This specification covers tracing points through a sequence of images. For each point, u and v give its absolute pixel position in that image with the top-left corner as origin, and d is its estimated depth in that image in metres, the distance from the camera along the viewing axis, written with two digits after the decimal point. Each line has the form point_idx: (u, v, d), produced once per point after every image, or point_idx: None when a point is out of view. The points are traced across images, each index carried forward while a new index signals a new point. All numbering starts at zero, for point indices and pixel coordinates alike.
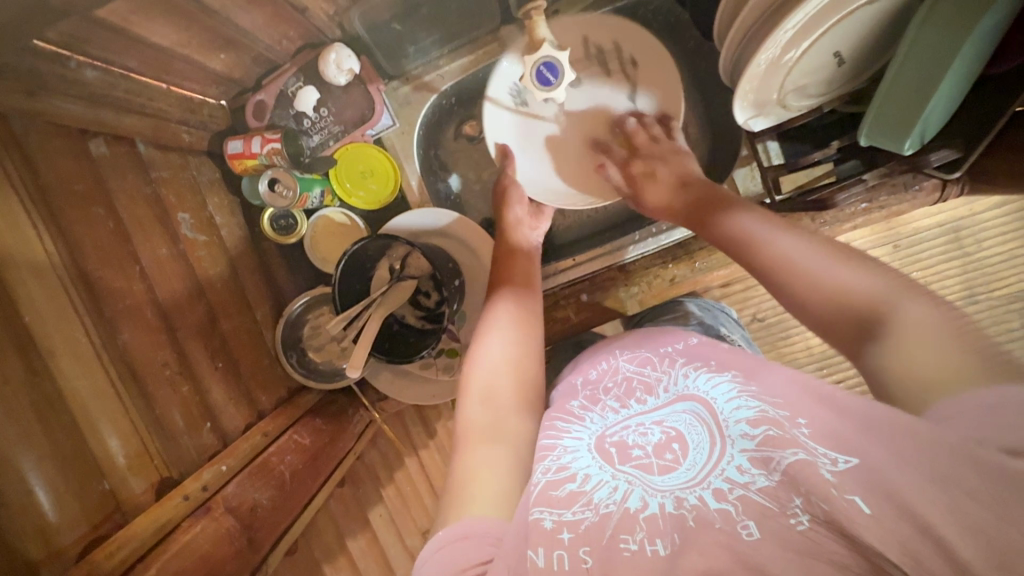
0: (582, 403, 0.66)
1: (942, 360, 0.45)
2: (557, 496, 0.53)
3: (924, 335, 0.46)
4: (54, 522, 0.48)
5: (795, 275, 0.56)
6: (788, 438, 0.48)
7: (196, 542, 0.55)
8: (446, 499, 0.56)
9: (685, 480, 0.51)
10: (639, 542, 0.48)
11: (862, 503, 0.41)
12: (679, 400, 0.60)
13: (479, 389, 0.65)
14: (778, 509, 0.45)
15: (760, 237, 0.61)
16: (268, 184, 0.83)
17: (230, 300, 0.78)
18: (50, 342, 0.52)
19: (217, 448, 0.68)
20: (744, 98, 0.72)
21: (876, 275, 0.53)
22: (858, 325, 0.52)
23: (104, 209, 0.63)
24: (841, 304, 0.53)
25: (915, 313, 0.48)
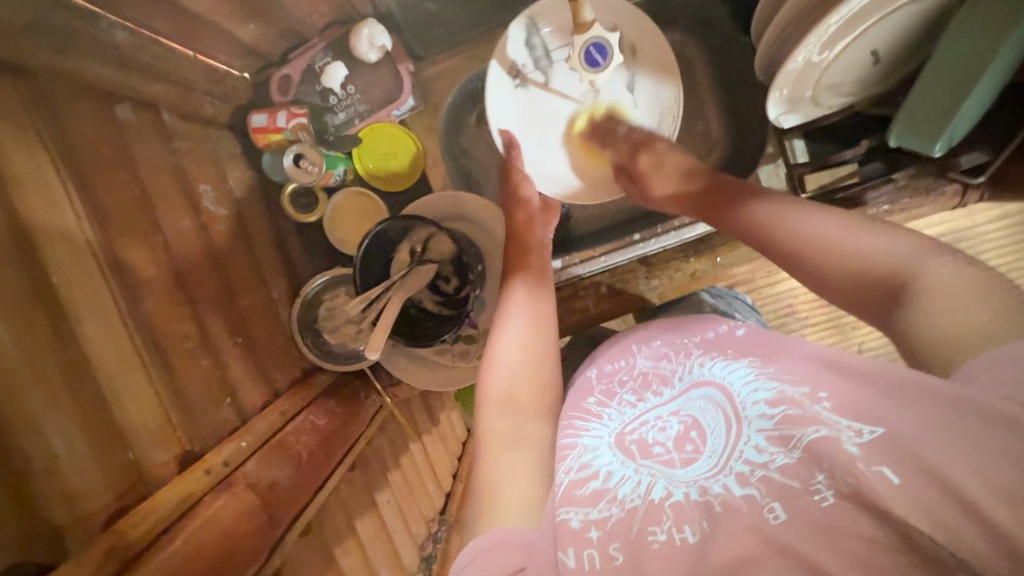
0: (596, 399, 0.65)
1: (993, 317, 0.45)
2: (581, 495, 0.53)
3: (961, 298, 0.46)
4: (81, 489, 0.47)
5: (824, 258, 0.56)
6: (808, 416, 0.48)
7: (219, 516, 0.53)
8: (475, 508, 0.55)
9: (708, 467, 0.51)
10: (667, 532, 0.49)
11: (889, 471, 0.42)
12: (696, 387, 0.59)
13: (498, 396, 0.63)
14: (800, 487, 0.46)
15: (779, 218, 0.61)
16: (293, 159, 0.81)
17: (247, 277, 0.77)
18: (76, 308, 0.50)
19: (235, 424, 0.66)
20: (778, 93, 0.73)
21: (902, 242, 0.53)
22: (887, 292, 0.52)
23: (129, 176, 0.62)
24: (882, 281, 0.52)
25: (936, 271, 0.49)
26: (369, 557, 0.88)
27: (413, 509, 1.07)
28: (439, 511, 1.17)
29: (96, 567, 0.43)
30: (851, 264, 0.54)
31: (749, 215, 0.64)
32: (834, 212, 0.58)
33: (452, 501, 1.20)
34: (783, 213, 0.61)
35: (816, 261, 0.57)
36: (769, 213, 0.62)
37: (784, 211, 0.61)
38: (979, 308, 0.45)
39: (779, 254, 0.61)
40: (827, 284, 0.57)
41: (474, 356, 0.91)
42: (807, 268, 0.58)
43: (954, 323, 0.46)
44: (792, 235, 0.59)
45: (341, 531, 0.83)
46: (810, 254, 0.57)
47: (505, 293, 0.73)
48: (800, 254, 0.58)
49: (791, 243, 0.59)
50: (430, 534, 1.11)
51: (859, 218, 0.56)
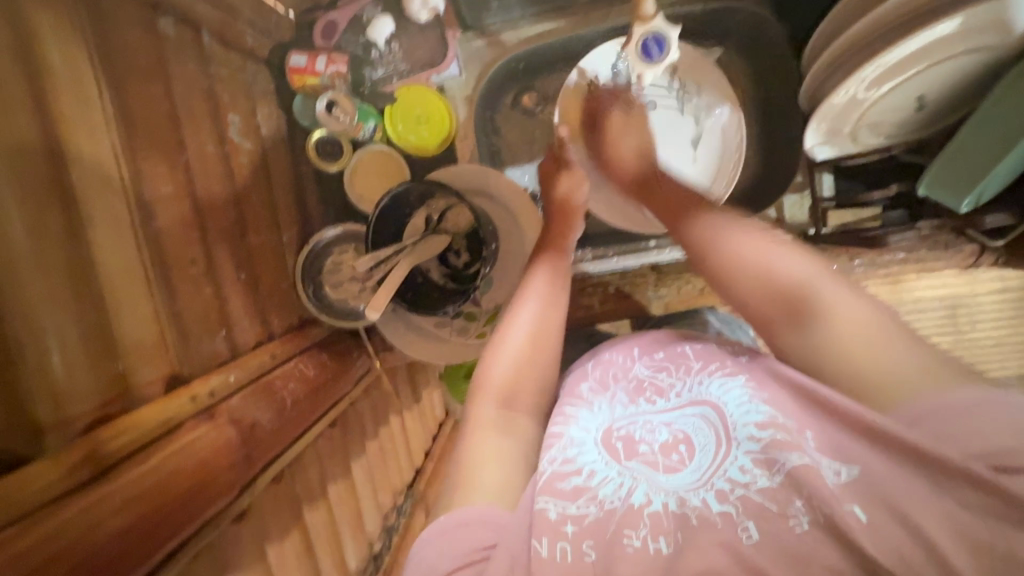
0: (591, 386, 0.69)
1: (888, 359, 0.51)
2: (563, 488, 0.55)
3: (867, 327, 0.52)
4: (68, 391, 0.44)
5: (734, 272, 0.61)
6: (794, 443, 0.51)
7: (197, 445, 0.52)
8: (449, 486, 0.56)
9: (691, 481, 0.54)
10: (643, 539, 0.50)
11: (858, 510, 0.46)
12: (693, 403, 0.61)
13: (499, 386, 0.64)
14: (776, 510, 0.48)
15: (705, 229, 0.65)
16: (326, 105, 0.79)
17: (261, 215, 0.76)
18: (91, 209, 0.49)
19: (227, 358, 0.65)
20: (817, 126, 0.73)
21: (808, 262, 0.58)
22: (789, 303, 0.57)
23: (162, 90, 0.60)
24: (783, 294, 0.57)
25: (835, 296, 0.55)
26: (335, 517, 0.88)
27: (382, 478, 1.07)
28: (408, 485, 1.20)
29: (68, 470, 0.41)
30: (765, 275, 0.59)
31: (676, 222, 0.69)
32: (752, 228, 0.63)
33: (421, 478, 1.26)
34: (710, 224, 0.65)
35: (734, 272, 0.61)
36: (698, 220, 0.66)
37: (712, 220, 0.65)
38: (871, 347, 0.52)
39: (699, 263, 0.66)
40: (734, 295, 0.62)
41: (472, 335, 0.91)
42: (721, 280, 0.63)
43: (841, 346, 0.53)
44: (710, 246, 0.64)
45: (316, 487, 0.83)
46: (726, 267, 0.62)
47: (528, 270, 0.73)
48: (721, 267, 0.62)
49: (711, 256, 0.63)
50: (396, 505, 1.12)
51: (770, 235, 0.62)
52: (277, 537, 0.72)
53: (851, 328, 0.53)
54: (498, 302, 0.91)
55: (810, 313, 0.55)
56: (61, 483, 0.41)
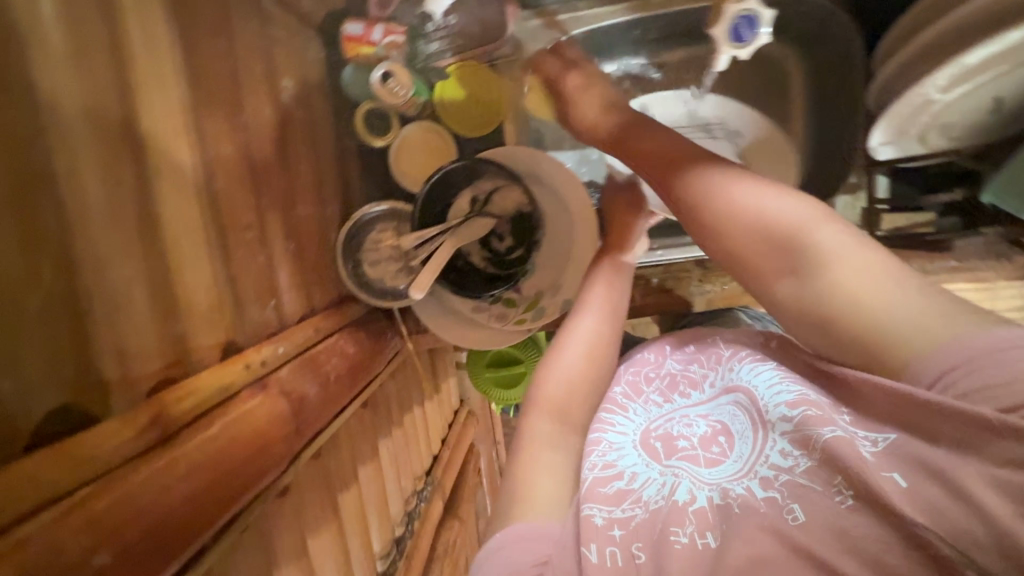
0: (624, 391, 0.69)
1: (897, 300, 0.47)
2: (605, 493, 0.55)
3: (869, 268, 0.49)
4: (134, 348, 0.43)
5: (728, 226, 0.57)
6: (827, 418, 0.50)
7: (254, 415, 0.51)
8: (503, 504, 0.58)
9: (734, 471, 0.53)
10: (689, 536, 0.49)
11: (897, 477, 0.44)
12: (728, 393, 0.62)
13: (552, 402, 0.66)
14: (821, 489, 0.47)
15: (687, 169, 0.61)
16: (382, 77, 0.75)
17: (309, 186, 0.74)
18: (159, 161, 0.47)
19: (274, 328, 0.63)
20: (884, 127, 0.73)
21: (802, 203, 0.55)
22: (785, 251, 0.53)
23: (224, 47, 0.58)
24: (777, 240, 0.54)
25: (831, 238, 0.51)
26: (364, 499, 0.86)
27: (405, 462, 1.06)
28: (426, 472, 1.19)
29: (139, 432, 0.40)
30: (756, 221, 0.55)
31: (658, 173, 0.63)
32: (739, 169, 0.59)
33: (438, 466, 1.25)
34: (694, 172, 0.60)
35: (723, 218, 0.57)
36: (678, 158, 0.62)
37: (693, 158, 0.61)
38: (879, 293, 0.48)
39: (685, 220, 0.61)
40: (727, 252, 0.58)
41: (511, 322, 0.88)
42: (712, 235, 0.58)
43: (844, 291, 0.49)
44: (698, 197, 0.59)
45: (348, 468, 0.81)
46: (716, 221, 0.58)
47: (588, 278, 0.77)
48: (706, 213, 0.58)
49: (697, 201, 0.59)
50: (416, 491, 1.11)
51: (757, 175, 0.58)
52: (315, 517, 0.70)
53: (858, 276, 0.49)
54: (540, 288, 0.87)
55: (806, 257, 0.52)
56: (134, 443, 0.39)
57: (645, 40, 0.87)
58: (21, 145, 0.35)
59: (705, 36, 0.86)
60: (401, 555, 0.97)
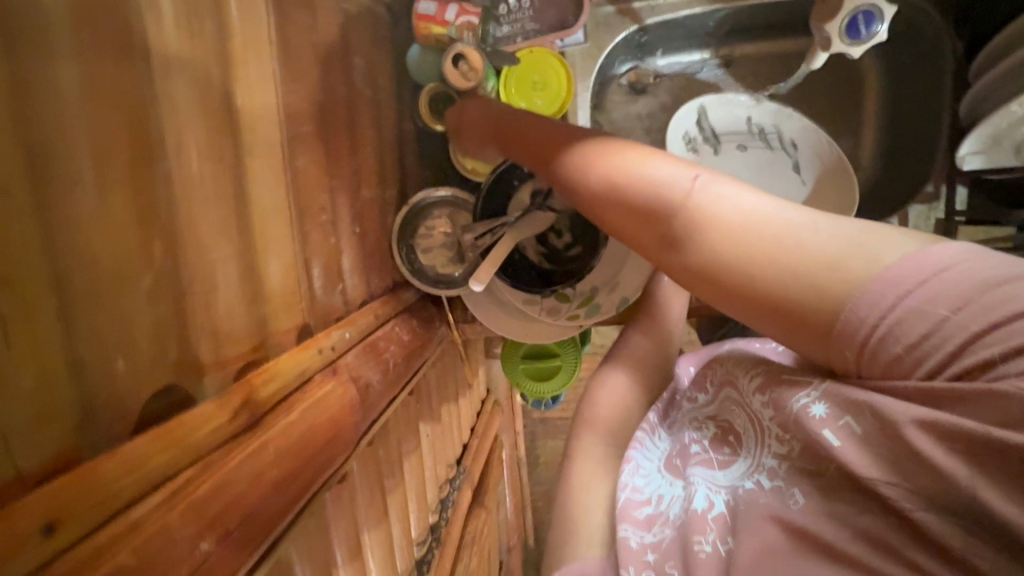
0: (655, 412, 0.64)
1: (785, 243, 0.39)
2: (637, 516, 0.53)
3: (751, 213, 0.42)
4: (226, 330, 0.42)
5: (604, 198, 0.52)
6: (792, 393, 0.44)
7: (328, 401, 0.50)
8: (560, 535, 0.59)
9: (744, 467, 0.47)
10: (712, 543, 0.45)
11: (853, 424, 0.38)
12: (723, 390, 0.54)
13: (609, 423, 0.66)
14: (817, 471, 0.41)
15: (557, 147, 0.59)
16: (451, 60, 0.73)
17: (372, 168, 0.73)
18: (251, 137, 0.46)
19: (340, 312, 0.63)
20: (980, 133, 0.68)
21: (671, 161, 0.49)
22: (661, 214, 0.47)
23: (307, 21, 0.57)
24: (653, 203, 0.48)
25: (701, 190, 0.46)
26: (406, 486, 0.86)
27: (439, 450, 1.06)
28: (458, 461, 1.19)
29: (231, 415, 0.39)
30: (625, 188, 0.50)
31: (549, 157, 0.59)
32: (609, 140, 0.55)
33: (467, 454, 1.25)
34: (562, 148, 0.58)
35: (597, 191, 0.52)
36: (550, 139, 0.60)
37: (562, 136, 0.60)
38: (779, 237, 0.40)
39: (576, 199, 0.56)
40: (620, 228, 0.52)
41: (563, 317, 0.85)
42: (605, 209, 0.52)
43: (732, 241, 0.42)
44: (583, 170, 0.54)
45: (395, 456, 0.81)
46: (600, 194, 0.52)
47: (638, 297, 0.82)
48: (583, 189, 0.54)
49: (573, 176, 0.56)
50: (448, 479, 1.11)
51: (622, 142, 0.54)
52: (366, 503, 0.70)
53: (754, 220, 0.42)
54: (595, 285, 0.84)
55: (685, 211, 0.46)
56: (226, 427, 0.38)
57: (719, 32, 0.87)
58: (138, 116, 0.34)
59: (802, 31, 0.85)
60: (437, 543, 0.97)
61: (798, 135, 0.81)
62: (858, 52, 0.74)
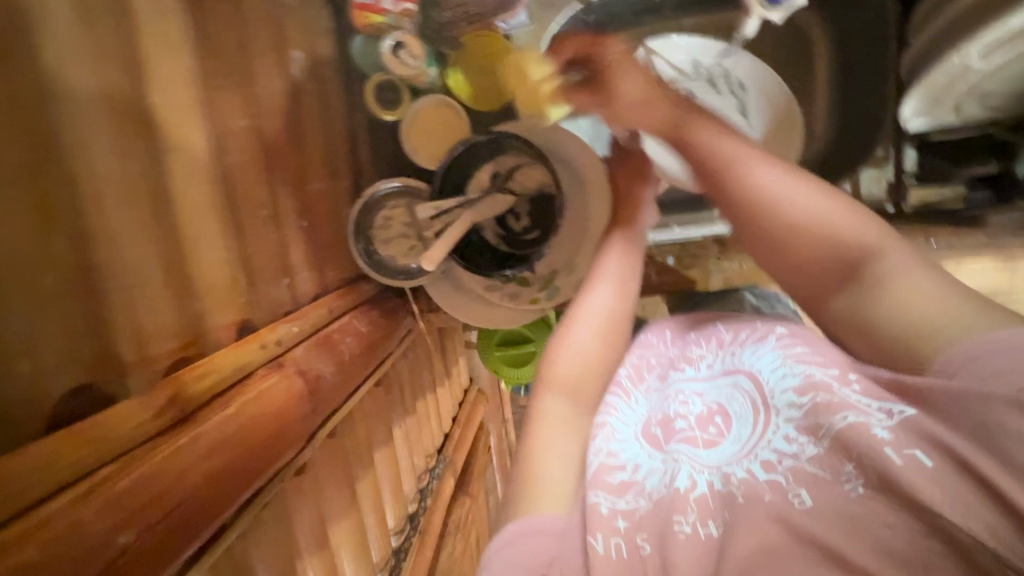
0: (628, 374, 0.70)
1: (933, 314, 0.47)
2: (611, 482, 0.56)
3: (924, 287, 0.49)
4: (151, 329, 0.42)
5: (770, 227, 0.56)
6: (839, 402, 0.50)
7: (273, 394, 0.50)
8: (511, 490, 0.58)
9: (734, 452, 0.54)
10: (692, 525, 0.50)
11: (923, 457, 0.44)
12: (733, 374, 0.62)
13: (565, 381, 0.66)
14: (831, 477, 0.47)
15: (722, 159, 0.59)
16: (393, 47, 0.75)
17: (320, 161, 0.72)
18: (171, 133, 0.46)
19: (289, 307, 0.63)
20: (920, 93, 0.70)
21: (867, 219, 0.53)
22: (842, 262, 0.53)
23: (233, 13, 0.56)
24: (833, 251, 0.53)
25: (895, 256, 0.51)
26: (378, 476, 0.86)
27: (416, 441, 1.07)
28: (438, 449, 1.20)
29: (157, 412, 0.39)
30: (807, 226, 0.54)
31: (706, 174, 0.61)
32: (792, 172, 0.57)
33: (449, 443, 1.26)
34: (732, 163, 0.59)
35: (766, 219, 0.56)
36: (723, 151, 0.59)
37: (732, 151, 0.59)
38: (934, 314, 0.47)
39: (718, 196, 0.60)
40: (773, 255, 0.57)
41: (525, 300, 0.86)
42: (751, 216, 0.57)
43: (896, 308, 0.49)
44: (747, 200, 0.57)
45: (364, 447, 0.81)
46: (751, 204, 0.57)
47: (603, 247, 0.75)
48: (750, 209, 0.57)
49: (738, 202, 0.58)
50: (428, 468, 1.12)
51: (803, 176, 0.57)
52: (332, 495, 0.70)
53: (916, 298, 0.48)
54: (555, 267, 0.85)
55: (865, 273, 0.52)
56: (152, 423, 0.39)
57: (664, 7, 0.86)
58: (30, 117, 0.34)
59: None
60: (416, 531, 0.98)
61: (744, 78, 0.82)
62: (779, 15, 0.78)
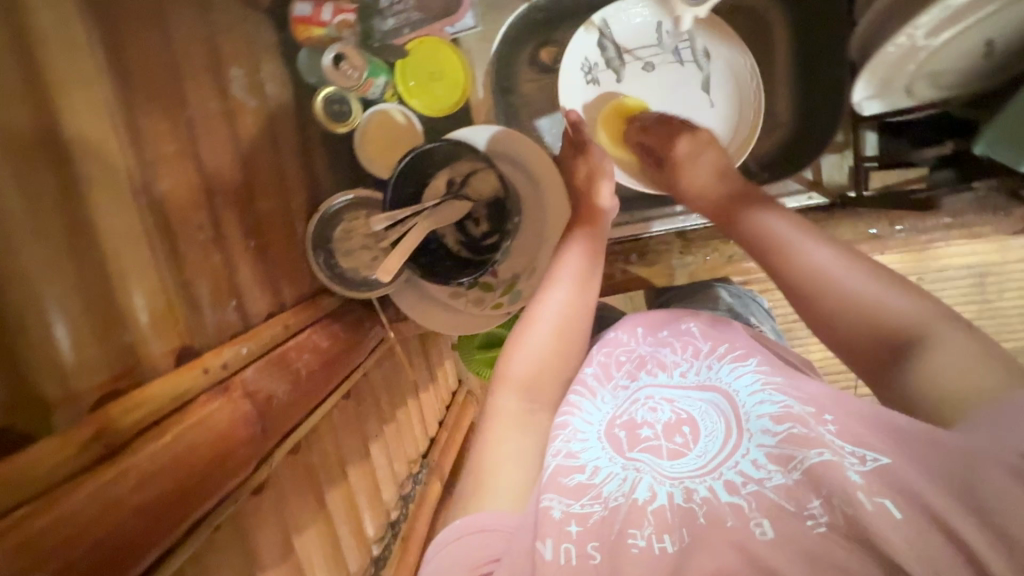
0: (594, 374, 0.70)
1: (978, 389, 0.47)
2: (568, 485, 0.54)
3: (968, 364, 0.49)
4: (71, 364, 0.43)
5: (821, 303, 0.59)
6: (814, 438, 0.50)
7: (212, 420, 0.50)
8: (463, 489, 0.58)
9: (696, 468, 0.53)
10: (647, 538, 0.49)
11: (892, 507, 0.43)
12: (704, 386, 0.63)
13: (521, 380, 0.65)
14: (795, 509, 0.46)
15: (779, 241, 0.63)
16: (332, 60, 0.73)
17: (269, 179, 0.71)
18: (87, 167, 0.46)
19: (238, 329, 0.62)
20: (870, 75, 0.68)
21: (916, 299, 0.55)
22: (891, 341, 0.55)
23: (158, 38, 0.56)
24: (880, 329, 0.55)
25: (944, 334, 0.52)
26: (352, 488, 0.87)
27: (397, 448, 1.07)
28: (422, 455, 1.21)
29: (79, 449, 0.40)
30: (853, 306, 0.57)
31: (760, 251, 0.65)
32: (849, 255, 0.60)
33: (435, 448, 1.26)
34: (783, 241, 0.63)
35: (814, 296, 0.59)
36: (777, 234, 0.64)
37: (792, 234, 0.63)
38: (970, 386, 0.48)
39: (773, 267, 0.64)
40: (830, 333, 0.59)
41: (488, 306, 0.87)
42: (807, 287, 0.60)
43: (937, 381, 0.50)
44: (797, 278, 0.61)
45: (334, 461, 0.81)
46: (801, 281, 0.60)
47: (563, 244, 0.75)
48: (800, 287, 0.61)
49: (789, 279, 0.62)
50: (410, 474, 1.12)
51: (859, 260, 0.59)
52: (297, 511, 0.70)
53: (956, 373, 0.49)
54: (516, 271, 0.87)
55: (913, 350, 0.53)
56: (73, 461, 0.39)
57: None
58: None
59: None
60: (396, 538, 0.98)
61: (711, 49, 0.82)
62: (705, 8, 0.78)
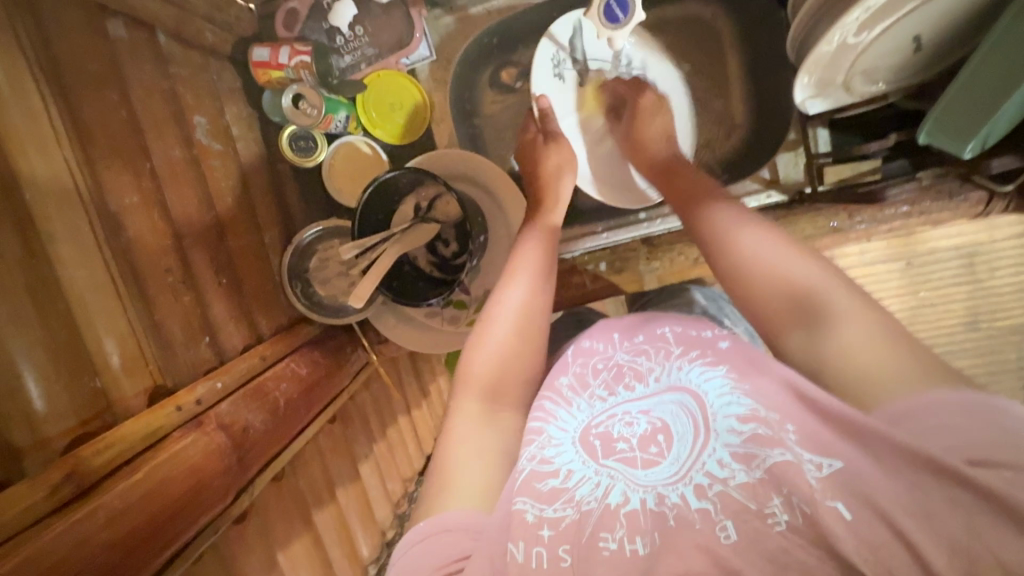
0: (570, 382, 0.66)
1: (886, 364, 0.49)
2: (541, 489, 0.54)
3: (872, 340, 0.50)
4: (41, 413, 0.46)
5: (746, 278, 0.59)
6: (776, 439, 0.49)
7: (186, 453, 0.52)
8: (428, 487, 0.55)
9: (669, 474, 0.52)
10: (619, 541, 0.49)
11: (844, 509, 0.44)
12: (670, 390, 0.59)
13: (482, 379, 0.62)
14: (756, 509, 0.46)
15: (719, 225, 0.64)
16: (292, 100, 0.79)
17: (239, 218, 0.74)
18: (51, 228, 0.49)
19: (214, 364, 0.65)
20: (808, 78, 0.70)
21: (827, 271, 0.56)
22: (800, 307, 0.55)
23: (117, 96, 0.59)
24: (793, 298, 0.56)
25: (846, 304, 0.52)
26: (343, 511, 0.88)
27: (390, 468, 1.08)
28: (419, 473, 1.21)
29: (49, 491, 0.42)
30: (776, 278, 0.57)
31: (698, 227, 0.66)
32: (778, 236, 0.60)
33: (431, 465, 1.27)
34: (720, 218, 0.64)
35: (738, 270, 0.60)
36: (719, 220, 0.64)
37: (733, 221, 0.63)
38: (872, 361, 0.49)
39: (707, 244, 0.64)
40: (744, 301, 0.60)
41: (463, 323, 0.89)
42: (732, 288, 0.61)
43: (840, 351, 0.51)
44: (730, 251, 0.61)
45: (322, 485, 0.83)
46: (732, 263, 0.61)
47: (520, 238, 0.73)
48: (727, 260, 0.61)
49: (721, 253, 0.62)
50: (407, 493, 1.13)
51: (787, 240, 0.59)
52: (283, 538, 0.72)
53: (855, 345, 0.50)
54: (487, 289, 0.89)
55: (814, 320, 0.54)
56: (47, 501, 0.42)
57: None
58: None
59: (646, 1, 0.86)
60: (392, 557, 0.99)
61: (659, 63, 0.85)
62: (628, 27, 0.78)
